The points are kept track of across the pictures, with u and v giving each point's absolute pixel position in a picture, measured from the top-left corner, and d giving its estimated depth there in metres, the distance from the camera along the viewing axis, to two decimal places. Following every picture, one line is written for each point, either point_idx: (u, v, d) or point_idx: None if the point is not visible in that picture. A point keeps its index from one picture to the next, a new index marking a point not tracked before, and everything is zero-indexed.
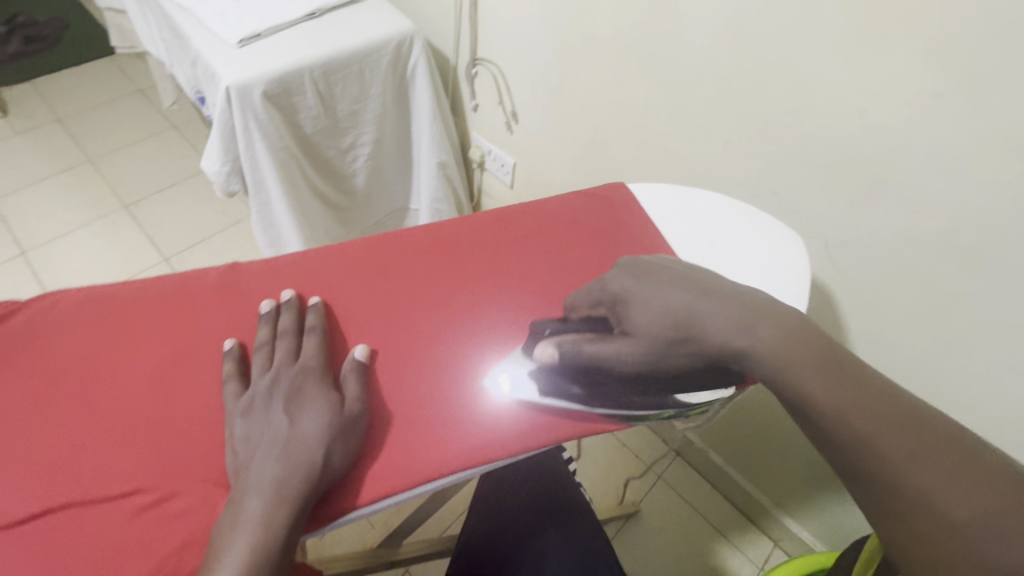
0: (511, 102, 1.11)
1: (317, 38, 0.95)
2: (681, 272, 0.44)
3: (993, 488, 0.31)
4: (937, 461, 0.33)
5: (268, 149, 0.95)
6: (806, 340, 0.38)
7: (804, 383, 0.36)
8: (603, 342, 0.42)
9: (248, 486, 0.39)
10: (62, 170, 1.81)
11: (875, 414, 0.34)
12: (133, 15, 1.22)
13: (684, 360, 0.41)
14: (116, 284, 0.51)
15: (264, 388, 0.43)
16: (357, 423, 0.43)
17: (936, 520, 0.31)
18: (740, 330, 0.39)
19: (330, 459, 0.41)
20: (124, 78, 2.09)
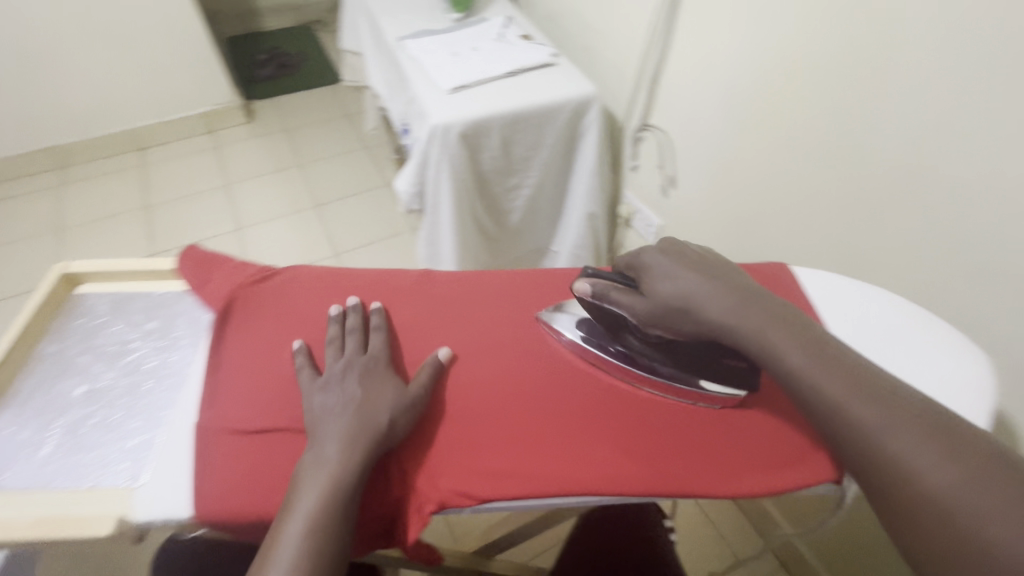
0: (672, 168, 1.16)
1: (512, 93, 1.09)
2: (701, 258, 0.53)
3: (955, 451, 0.37)
4: (906, 426, 0.39)
5: (452, 179, 1.11)
6: (795, 329, 0.46)
7: (788, 358, 0.45)
8: (627, 294, 0.53)
9: (326, 433, 0.45)
10: (280, 170, 2.22)
11: (851, 386, 0.42)
12: (367, 58, 1.50)
13: (685, 326, 0.50)
14: (339, 270, 0.63)
15: (337, 370, 0.50)
16: (420, 401, 0.49)
17: (906, 480, 0.37)
18: (732, 310, 0.48)
19: (393, 426, 0.46)
20: (338, 103, 2.54)
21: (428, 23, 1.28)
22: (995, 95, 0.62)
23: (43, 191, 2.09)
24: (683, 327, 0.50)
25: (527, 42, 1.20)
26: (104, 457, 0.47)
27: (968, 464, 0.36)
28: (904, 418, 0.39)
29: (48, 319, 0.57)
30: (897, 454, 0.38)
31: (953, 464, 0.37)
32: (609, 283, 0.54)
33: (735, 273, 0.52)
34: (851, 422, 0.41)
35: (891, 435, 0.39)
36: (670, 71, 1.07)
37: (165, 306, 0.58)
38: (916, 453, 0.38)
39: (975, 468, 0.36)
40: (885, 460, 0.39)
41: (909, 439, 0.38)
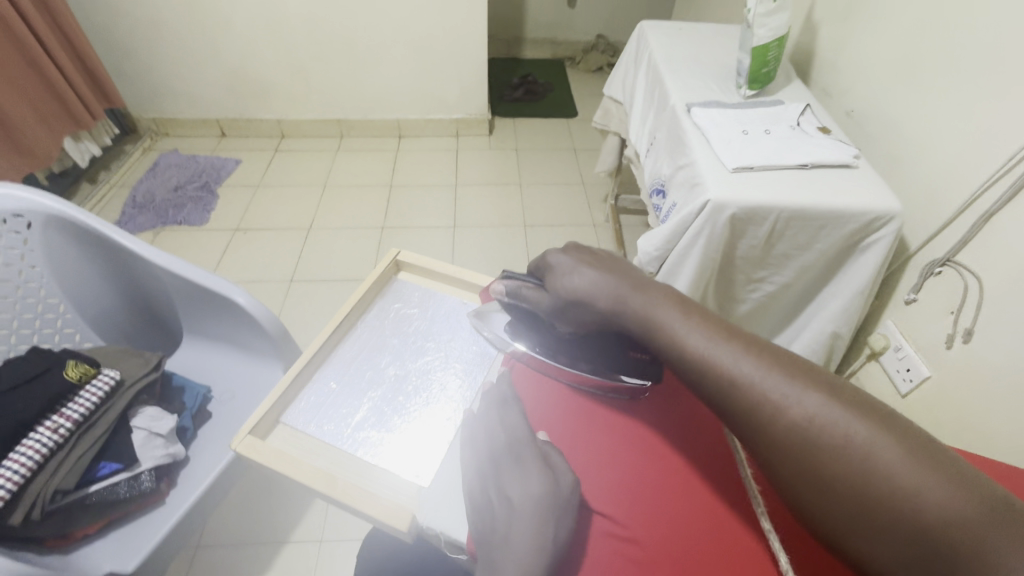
0: (971, 320, 0.96)
1: (800, 188, 1.01)
2: (598, 254, 0.53)
3: (820, 386, 0.37)
4: (776, 370, 0.38)
5: (702, 255, 1.06)
6: (672, 299, 0.46)
7: (660, 324, 0.45)
8: (534, 291, 0.55)
9: (499, 543, 0.39)
10: (503, 184, 2.39)
11: (717, 337, 0.42)
12: (634, 110, 1.54)
13: (584, 318, 0.51)
14: None
15: (500, 447, 0.46)
16: (573, 503, 0.41)
17: (787, 425, 0.36)
18: (615, 295, 0.48)
19: (557, 534, 0.39)
20: (569, 136, 2.67)
21: (719, 95, 1.26)
22: None
23: (324, 151, 2.54)
24: (581, 315, 0.51)
25: (827, 136, 1.11)
26: (398, 441, 0.52)
27: (833, 396, 0.36)
28: (777, 367, 0.39)
29: (375, 295, 0.65)
30: (770, 402, 0.37)
31: (812, 398, 0.36)
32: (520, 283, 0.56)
33: (625, 263, 0.52)
34: (725, 378, 0.40)
35: (766, 383, 0.38)
36: (1014, 211, 0.89)
37: (462, 317, 0.63)
38: (784, 394, 0.37)
39: (837, 398, 0.36)
40: (763, 414, 0.37)
41: (782, 383, 0.37)
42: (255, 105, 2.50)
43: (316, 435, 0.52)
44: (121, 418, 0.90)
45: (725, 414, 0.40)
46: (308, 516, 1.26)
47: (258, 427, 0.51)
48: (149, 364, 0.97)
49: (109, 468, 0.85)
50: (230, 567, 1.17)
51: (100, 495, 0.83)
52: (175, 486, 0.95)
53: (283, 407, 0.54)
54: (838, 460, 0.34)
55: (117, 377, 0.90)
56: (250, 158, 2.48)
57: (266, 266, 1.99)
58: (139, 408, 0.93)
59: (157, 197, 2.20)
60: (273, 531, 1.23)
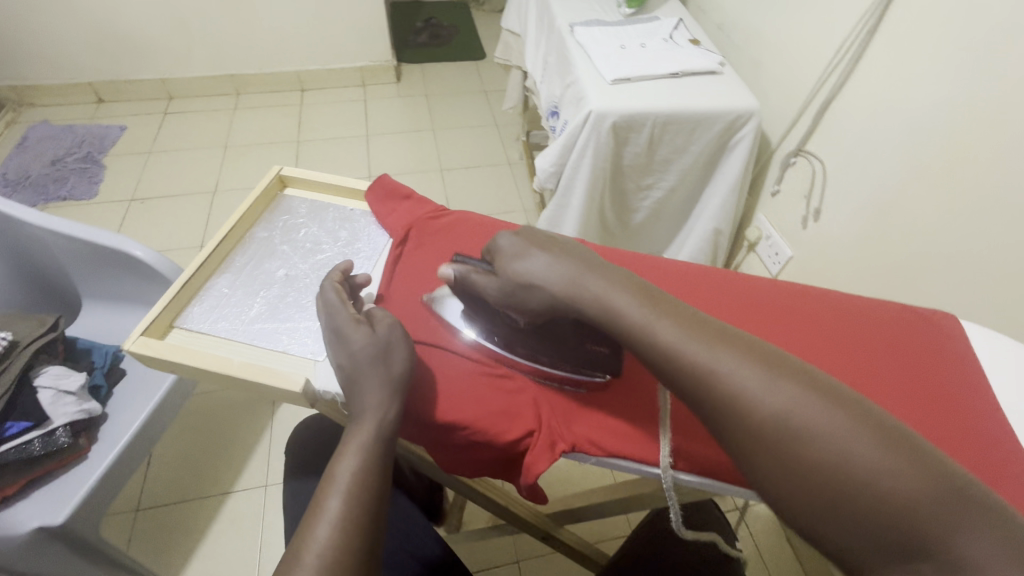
0: (819, 200, 1.11)
1: (671, 94, 1.10)
2: (552, 240, 0.52)
3: (793, 377, 0.38)
4: (751, 361, 0.39)
5: (592, 166, 1.14)
6: (634, 291, 0.46)
7: (632, 319, 0.44)
8: (484, 276, 0.51)
9: (357, 395, 0.46)
10: (416, 130, 2.36)
11: (689, 329, 0.42)
12: (528, 39, 1.56)
13: (532, 305, 0.49)
14: (494, 220, 0.67)
15: (330, 319, 0.50)
16: (395, 337, 0.49)
17: (763, 417, 0.37)
18: (567, 280, 0.47)
19: (395, 367, 0.47)
20: (479, 79, 2.64)
21: (601, 15, 1.31)
22: None
23: (220, 111, 2.39)
24: (534, 303, 0.49)
25: (696, 47, 1.20)
26: (295, 328, 0.56)
27: (806, 387, 0.37)
28: (776, 371, 0.38)
29: (262, 209, 0.67)
30: (747, 397, 0.38)
31: (783, 390, 0.37)
32: (473, 267, 0.52)
33: (575, 246, 0.52)
34: (698, 371, 0.40)
35: (745, 378, 0.38)
36: (845, 98, 1.02)
37: (350, 221, 0.67)
38: (758, 387, 0.38)
39: (811, 389, 0.37)
40: (740, 409, 0.38)
41: (761, 377, 0.38)
42: (132, 65, 2.28)
43: (211, 332, 0.55)
44: (23, 378, 0.87)
45: (701, 410, 0.40)
46: (248, 464, 1.28)
47: (152, 329, 0.54)
48: (45, 325, 0.94)
49: (18, 427, 0.83)
50: (174, 520, 1.18)
51: (13, 454, 0.82)
52: (96, 442, 0.95)
53: (176, 312, 0.56)
54: (823, 457, 0.34)
55: (11, 337, 0.87)
56: (136, 124, 2.29)
57: (172, 234, 1.89)
58: (41, 367, 0.90)
59: (33, 173, 2.01)
60: (214, 482, 1.25)
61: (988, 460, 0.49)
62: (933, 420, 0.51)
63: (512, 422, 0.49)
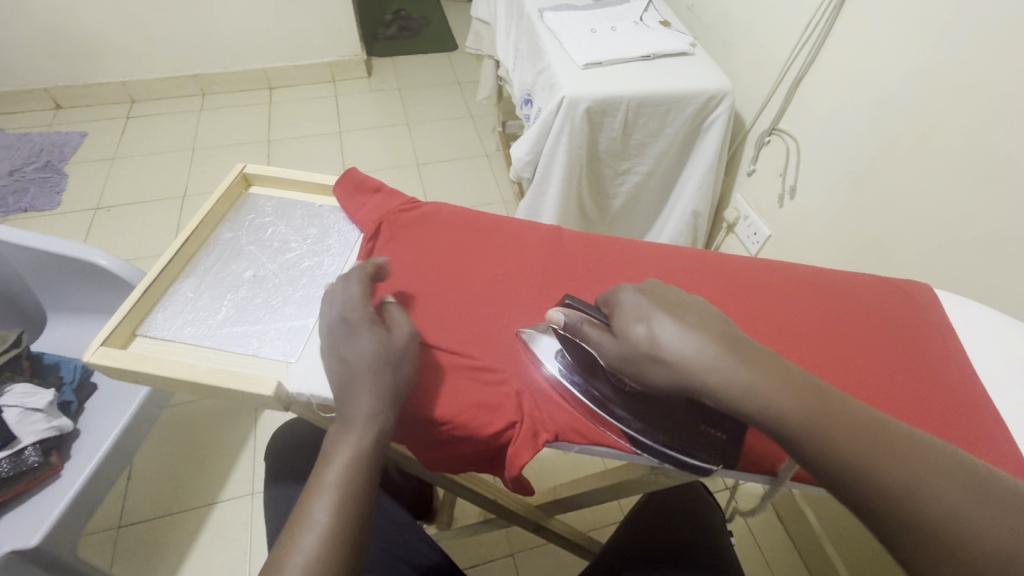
0: (794, 178, 1.11)
1: (643, 77, 1.09)
2: (685, 306, 0.47)
3: (911, 452, 0.38)
4: (870, 438, 0.39)
5: (567, 153, 1.13)
6: (753, 357, 0.42)
7: (771, 396, 0.40)
8: (600, 332, 0.46)
9: (351, 396, 0.44)
10: (389, 125, 2.33)
11: (813, 400, 0.40)
12: (499, 27, 1.54)
13: (655, 375, 0.43)
14: (466, 210, 0.66)
15: (340, 315, 0.49)
16: (406, 349, 0.48)
17: (900, 499, 0.36)
18: (706, 358, 0.42)
19: (399, 377, 0.46)
20: (452, 70, 2.61)
21: None
22: None
23: (186, 112, 2.32)
24: (659, 373, 0.43)
25: (666, 29, 1.19)
26: (265, 330, 0.54)
27: (929, 465, 0.37)
28: (932, 471, 0.37)
29: (226, 210, 0.65)
30: (881, 478, 0.37)
31: (908, 470, 0.37)
32: (587, 317, 0.48)
33: (712, 317, 0.46)
34: (832, 449, 0.39)
35: (871, 454, 0.38)
36: (814, 75, 1.02)
37: (320, 217, 0.65)
38: (889, 468, 0.37)
39: (932, 465, 0.37)
40: (875, 489, 0.37)
41: (886, 456, 0.38)
42: (91, 68, 2.20)
43: (176, 338, 0.53)
44: None
45: (836, 487, 0.39)
46: (233, 472, 1.25)
47: (113, 339, 0.51)
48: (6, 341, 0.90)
49: None
50: (158, 534, 1.16)
51: None
52: (68, 459, 0.92)
53: (138, 320, 0.54)
54: (964, 539, 0.34)
55: None
56: (98, 129, 2.21)
57: (141, 242, 1.83)
58: (6, 385, 0.87)
59: None
60: (198, 493, 1.22)
61: (965, 429, 0.50)
62: (910, 389, 0.52)
63: (499, 417, 0.48)
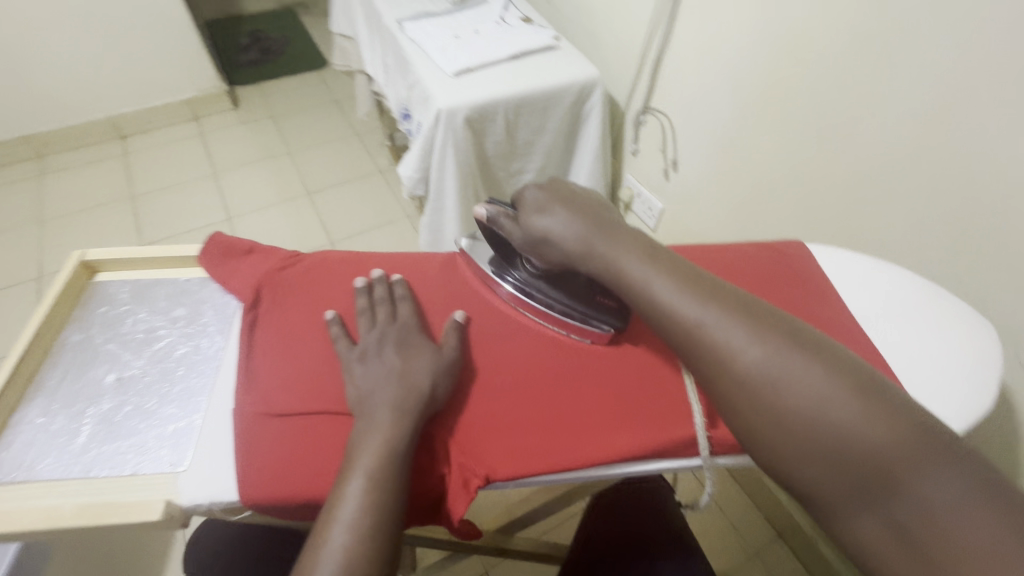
0: (674, 152, 1.17)
1: (515, 77, 1.09)
2: (577, 198, 0.55)
3: (765, 330, 0.42)
4: (728, 313, 0.43)
5: (456, 163, 1.11)
6: (639, 247, 0.49)
7: (626, 264, 0.48)
8: (511, 222, 0.55)
9: (367, 420, 0.44)
10: (269, 157, 2.17)
11: (677, 282, 0.46)
12: (362, 42, 1.47)
13: (550, 253, 0.53)
14: (354, 254, 0.61)
15: (374, 340, 0.50)
16: (455, 364, 0.50)
17: (741, 369, 0.41)
18: (581, 236, 0.51)
19: (435, 390, 0.47)
20: (327, 89, 2.48)
21: (427, 6, 1.27)
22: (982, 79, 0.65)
23: (23, 181, 2.02)
24: (551, 251, 0.53)
25: (528, 25, 1.20)
26: (143, 442, 0.47)
27: (779, 343, 0.41)
28: (782, 348, 0.41)
29: (70, 308, 0.56)
30: (729, 351, 0.42)
31: (760, 346, 0.41)
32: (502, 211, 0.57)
33: (595, 204, 0.55)
34: (689, 323, 0.44)
35: (722, 331, 0.42)
36: (672, 53, 1.07)
37: (189, 294, 0.58)
38: (739, 341, 0.42)
39: (780, 343, 0.41)
40: (722, 361, 0.42)
41: (736, 332, 0.42)
42: None
43: (32, 478, 0.45)
44: None
45: (689, 359, 0.44)
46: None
47: None
48: None
49: None
50: None
51: None
52: None
53: None
54: (789, 404, 0.39)
55: None
56: None
57: None
58: None
59: None
60: None
61: None
62: None
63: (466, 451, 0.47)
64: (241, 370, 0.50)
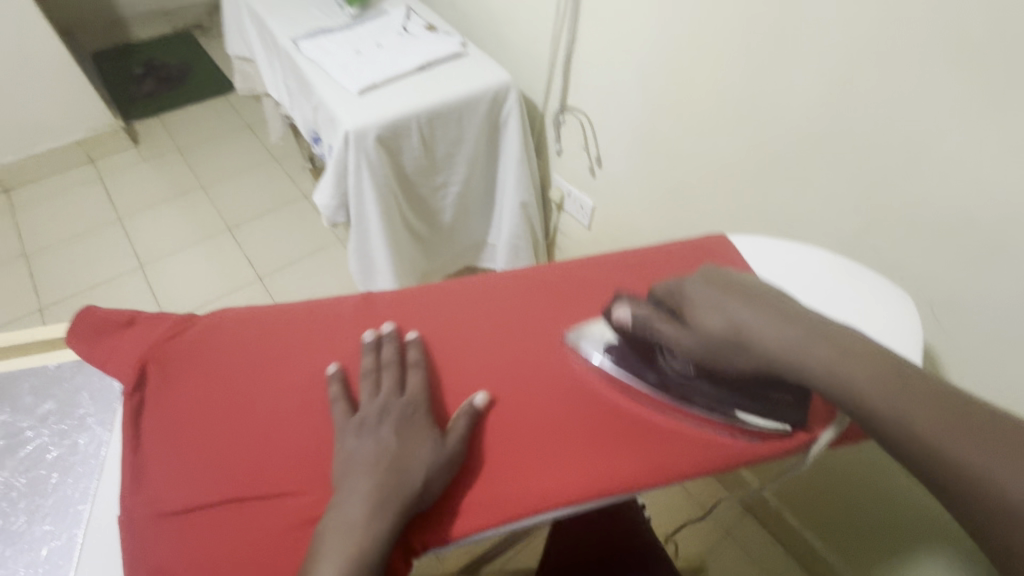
0: (596, 148, 1.16)
1: (424, 89, 1.05)
2: (746, 285, 0.48)
3: (908, 389, 0.38)
4: (870, 373, 0.40)
5: (374, 185, 1.05)
6: (829, 341, 0.42)
7: (822, 362, 0.41)
8: (669, 324, 0.49)
9: (343, 522, 0.40)
10: (179, 194, 2.02)
11: (831, 345, 0.42)
12: (261, 64, 1.38)
13: (735, 361, 0.46)
14: (257, 307, 0.56)
15: (376, 412, 0.46)
16: (458, 454, 0.45)
17: (892, 434, 0.38)
18: (794, 344, 0.43)
19: (429, 485, 0.43)
20: (236, 114, 2.33)
21: (325, 22, 1.20)
22: (870, 54, 0.67)
23: None
24: (738, 358, 0.46)
25: (433, 33, 1.16)
26: (10, 575, 0.43)
27: (927, 401, 0.37)
28: (931, 407, 0.36)
29: None
30: (874, 414, 0.38)
31: (905, 406, 0.37)
32: (650, 311, 0.50)
33: (776, 296, 0.47)
34: (834, 388, 0.41)
35: (865, 394, 0.39)
36: (581, 50, 1.06)
37: (59, 382, 0.52)
38: (887, 406, 0.38)
39: (928, 401, 0.37)
40: (874, 427, 0.39)
41: (879, 395, 0.39)
42: None
43: None
44: None
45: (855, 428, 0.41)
46: None
47: None
48: None
49: None
50: None
51: None
52: None
53: None
54: (946, 471, 0.35)
55: None
56: None
57: None
58: None
59: None
60: None
61: None
62: None
63: None
64: (128, 465, 0.46)
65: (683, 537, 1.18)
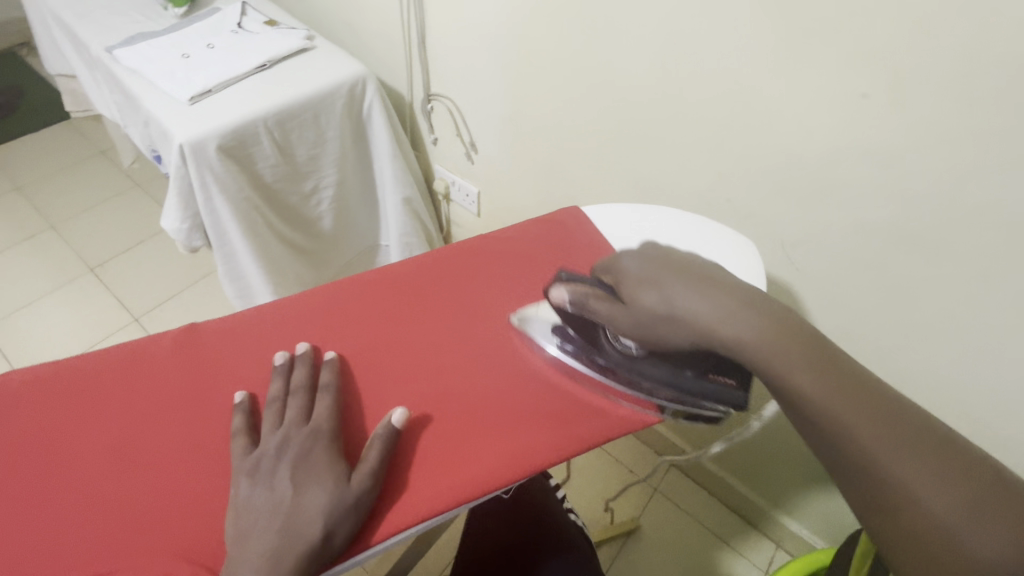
0: (469, 133, 1.13)
1: (267, 90, 0.96)
2: (686, 262, 0.44)
3: (864, 398, 0.36)
4: (831, 377, 0.37)
5: (229, 202, 0.96)
6: (765, 315, 0.39)
7: (741, 335, 0.39)
8: (608, 304, 0.45)
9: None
10: (23, 239, 1.76)
11: (792, 343, 0.38)
12: (83, 80, 1.21)
13: (670, 342, 0.43)
14: (54, 364, 0.48)
15: (274, 450, 0.42)
16: (363, 498, 0.40)
17: (843, 438, 0.35)
18: (721, 316, 0.40)
19: (330, 538, 0.39)
20: (84, 140, 2.07)
21: (146, 26, 1.07)
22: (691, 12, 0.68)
23: None
24: (671, 337, 0.42)
25: (273, 28, 1.06)
26: None
27: (876, 411, 0.35)
28: (883, 420, 0.35)
29: None
30: (827, 413, 0.36)
31: (859, 415, 0.35)
32: (587, 289, 0.47)
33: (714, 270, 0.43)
34: (791, 387, 0.37)
35: (822, 395, 0.36)
36: (432, 32, 1.02)
37: None
38: (843, 411, 0.36)
39: (878, 413, 0.35)
40: (825, 426, 0.36)
41: (836, 399, 0.36)
42: None
43: None
44: None
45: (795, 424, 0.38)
46: None
47: None
48: None
49: None
50: None
51: None
52: None
53: None
54: (885, 486, 0.34)
55: None
56: None
57: None
58: None
59: None
60: None
61: None
62: None
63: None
64: None
65: (614, 504, 1.21)
